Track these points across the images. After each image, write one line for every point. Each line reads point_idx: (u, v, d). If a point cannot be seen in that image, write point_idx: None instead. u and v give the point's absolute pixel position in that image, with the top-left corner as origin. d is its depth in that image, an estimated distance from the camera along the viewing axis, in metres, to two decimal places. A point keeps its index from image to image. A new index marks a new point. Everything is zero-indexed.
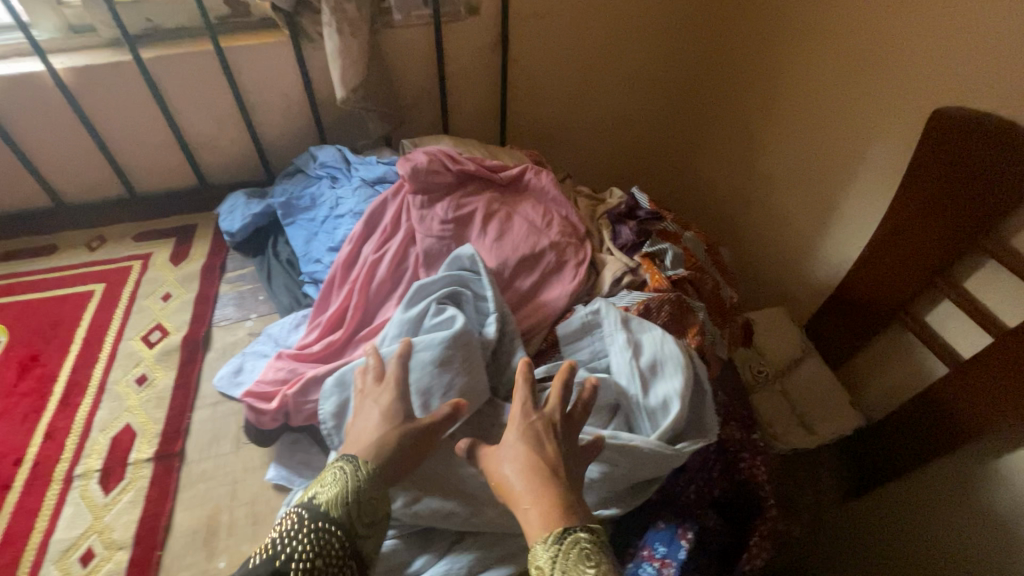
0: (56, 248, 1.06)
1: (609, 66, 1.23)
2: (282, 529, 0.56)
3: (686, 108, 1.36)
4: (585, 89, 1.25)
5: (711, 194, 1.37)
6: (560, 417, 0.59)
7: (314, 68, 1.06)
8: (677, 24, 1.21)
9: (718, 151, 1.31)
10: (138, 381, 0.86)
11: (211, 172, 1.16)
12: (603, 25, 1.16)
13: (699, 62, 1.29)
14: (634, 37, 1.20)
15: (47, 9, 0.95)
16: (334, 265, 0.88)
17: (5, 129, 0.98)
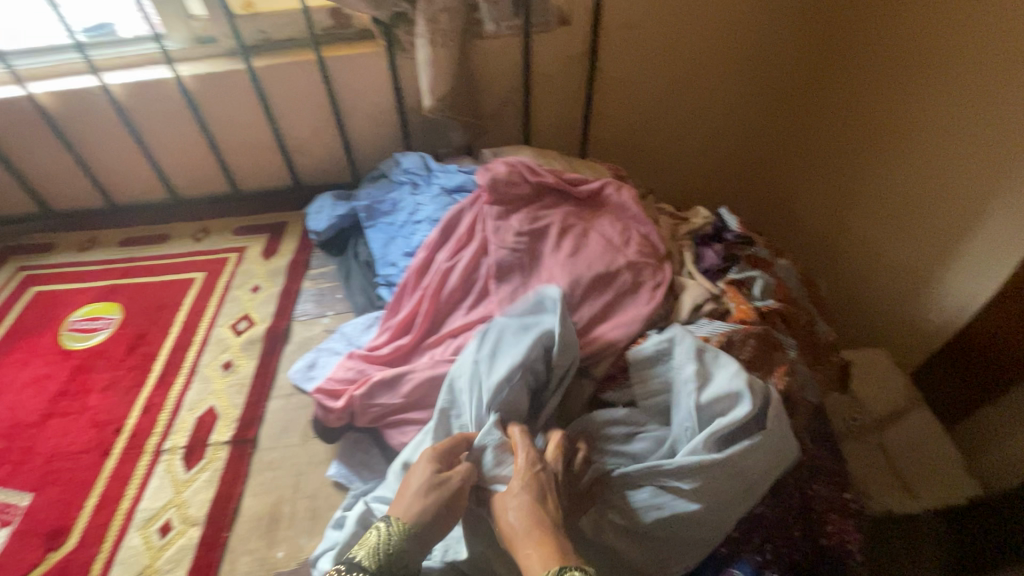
0: (168, 237, 1.17)
1: (704, 76, 1.16)
2: None
3: (787, 122, 1.26)
4: (676, 99, 1.19)
5: (809, 217, 1.26)
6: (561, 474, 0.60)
7: (405, 78, 1.09)
8: (782, 32, 1.13)
9: (821, 170, 1.20)
10: (224, 366, 0.92)
11: (304, 173, 1.23)
12: (701, 32, 1.10)
13: (807, 74, 1.19)
14: (735, 46, 1.13)
15: (179, 22, 1.03)
16: (408, 270, 0.90)
17: (136, 129, 1.09)
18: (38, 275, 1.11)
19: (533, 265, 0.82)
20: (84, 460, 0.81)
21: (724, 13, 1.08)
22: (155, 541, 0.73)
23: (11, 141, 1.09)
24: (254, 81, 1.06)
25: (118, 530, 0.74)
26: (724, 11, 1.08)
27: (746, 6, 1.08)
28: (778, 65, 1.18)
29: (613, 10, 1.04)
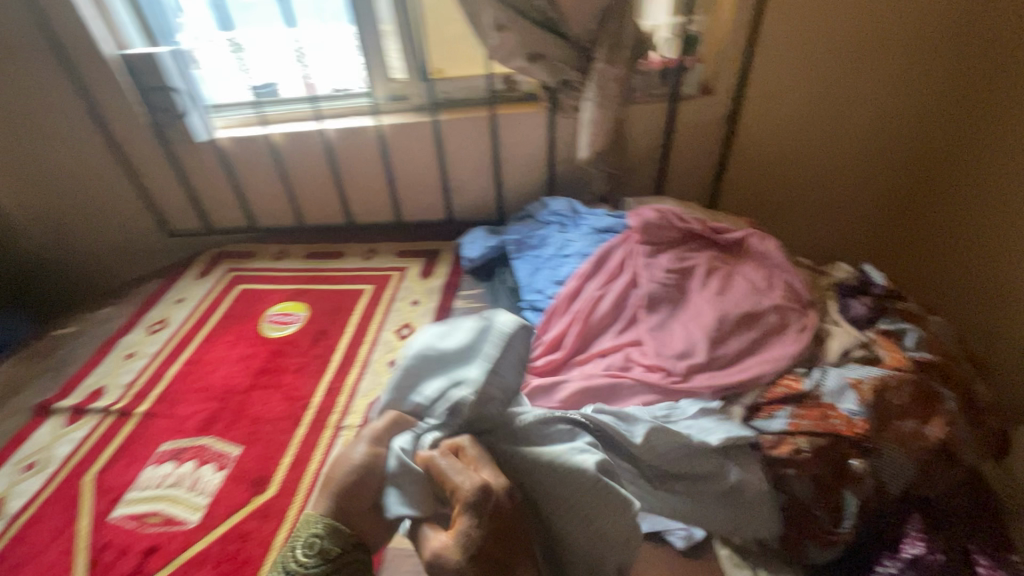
0: (343, 254, 1.38)
1: (841, 132, 1.21)
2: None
3: (931, 177, 1.26)
4: (811, 154, 1.25)
5: (961, 273, 1.22)
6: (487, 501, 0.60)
7: (559, 133, 1.26)
8: (927, 91, 1.15)
9: (973, 226, 1.17)
10: (391, 363, 1.07)
11: (458, 210, 1.42)
12: (840, 92, 1.16)
13: (957, 130, 1.19)
14: (870, 106, 1.18)
15: (382, 83, 1.27)
16: (557, 296, 1.01)
17: (337, 166, 1.34)
18: (243, 276, 1.35)
19: (681, 300, 0.90)
20: (280, 426, 0.97)
21: (861, 72, 1.13)
22: None
23: (240, 170, 1.37)
24: (436, 131, 1.27)
25: (308, 486, 0.87)
26: (859, 72, 1.13)
27: (891, 68, 1.13)
28: (918, 119, 1.20)
29: (757, 82, 1.15)
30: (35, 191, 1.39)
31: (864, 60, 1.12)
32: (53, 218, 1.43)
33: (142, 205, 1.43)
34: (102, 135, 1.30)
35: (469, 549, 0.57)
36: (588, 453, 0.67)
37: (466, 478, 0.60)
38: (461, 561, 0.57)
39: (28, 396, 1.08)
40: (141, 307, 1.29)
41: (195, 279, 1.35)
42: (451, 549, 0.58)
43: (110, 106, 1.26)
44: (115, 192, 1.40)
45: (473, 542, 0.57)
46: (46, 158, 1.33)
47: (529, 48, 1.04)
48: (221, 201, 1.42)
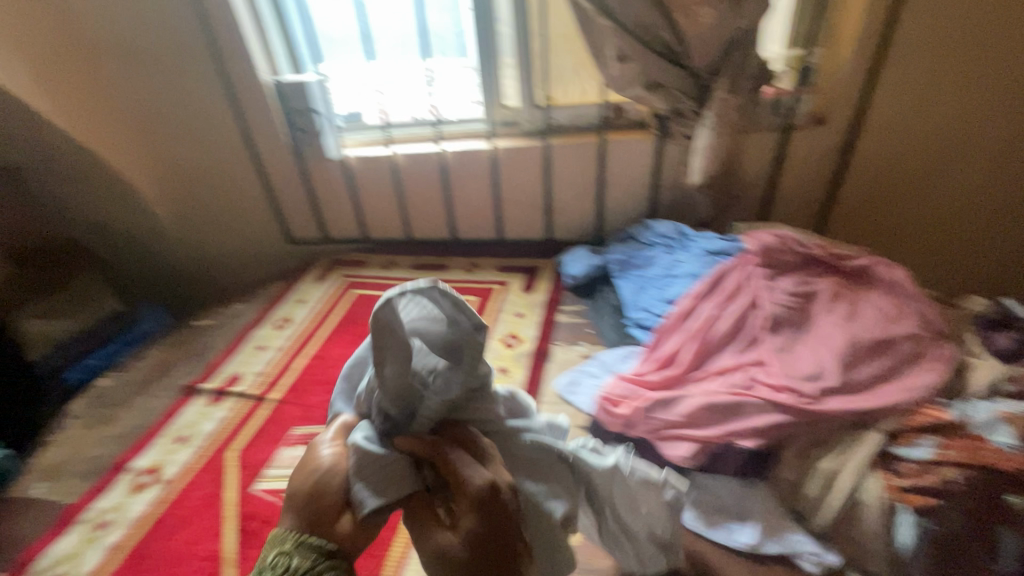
0: (449, 267, 1.47)
1: (968, 149, 1.17)
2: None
3: None
4: (933, 174, 1.21)
5: None
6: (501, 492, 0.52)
7: (666, 159, 1.30)
8: None
9: None
10: (501, 370, 1.11)
11: (558, 230, 1.48)
12: (966, 108, 1.13)
13: None
14: (991, 90, 1.10)
15: (496, 110, 1.37)
16: (669, 314, 1.03)
17: (449, 184, 1.44)
18: (356, 282, 1.46)
19: (804, 323, 0.90)
20: None
21: (988, 87, 1.10)
22: None
23: (361, 185, 1.49)
24: (546, 155, 1.34)
25: None
26: (985, 87, 1.10)
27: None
28: None
29: (876, 111, 1.15)
30: (184, 197, 1.57)
31: (991, 75, 1.08)
32: (196, 222, 1.61)
33: (271, 214, 1.58)
34: (248, 150, 1.47)
35: (476, 546, 0.49)
36: (560, 501, 0.63)
37: (474, 469, 0.53)
38: (471, 558, 0.49)
39: (175, 378, 1.21)
40: (268, 305, 1.41)
41: (314, 282, 1.47)
42: (456, 546, 0.50)
43: (258, 126, 1.42)
44: (251, 201, 1.56)
45: (480, 536, 0.49)
46: (198, 169, 1.51)
47: (650, 78, 1.10)
48: (340, 213, 1.55)
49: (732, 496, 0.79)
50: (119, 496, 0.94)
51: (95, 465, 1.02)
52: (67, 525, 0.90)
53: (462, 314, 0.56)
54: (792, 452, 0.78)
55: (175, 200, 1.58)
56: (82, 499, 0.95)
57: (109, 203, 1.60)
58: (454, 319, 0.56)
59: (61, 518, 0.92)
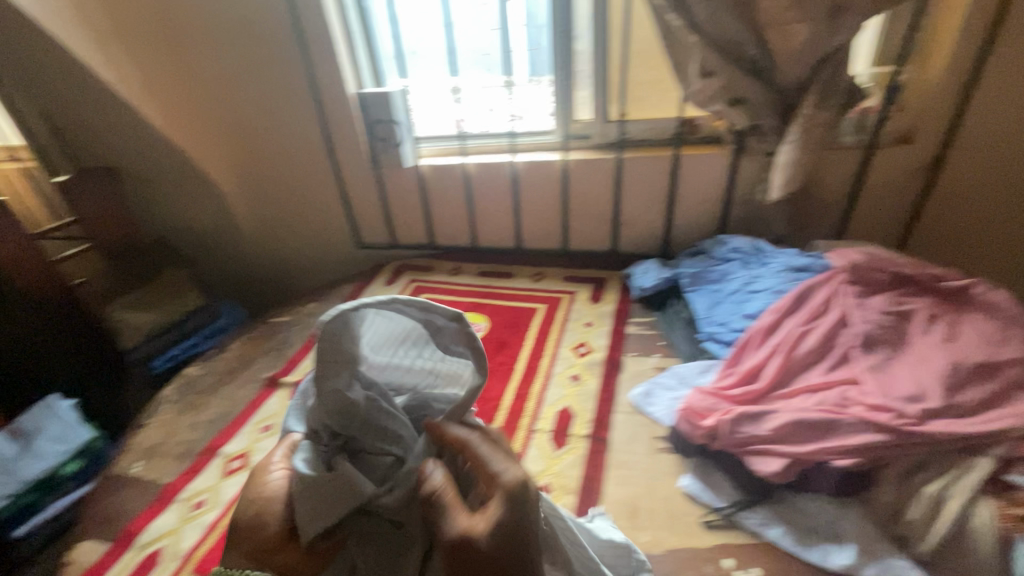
0: (514, 275, 1.50)
1: None
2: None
3: None
4: None
5: None
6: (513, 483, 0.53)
7: (741, 174, 1.30)
8: None
9: None
10: (573, 377, 1.12)
11: (624, 243, 1.49)
12: None
13: None
14: None
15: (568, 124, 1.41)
16: (750, 329, 1.02)
17: (519, 195, 1.47)
18: (425, 287, 1.50)
19: (901, 342, 0.88)
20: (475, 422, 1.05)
21: None
22: None
23: (433, 194, 1.54)
24: (618, 168, 1.36)
25: None
26: None
27: None
28: None
29: (970, 130, 1.12)
30: (265, 200, 1.65)
31: None
32: (274, 224, 1.70)
33: (344, 218, 1.65)
34: (328, 158, 1.54)
35: (506, 538, 0.49)
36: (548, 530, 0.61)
37: (509, 467, 0.54)
38: (496, 548, 0.49)
39: (257, 369, 1.27)
40: None
41: (384, 285, 1.53)
42: (483, 533, 0.49)
43: (339, 135, 1.49)
44: (326, 206, 1.63)
45: (513, 529, 0.49)
46: (280, 174, 1.59)
47: (733, 94, 1.10)
48: (411, 219, 1.61)
49: (825, 517, 0.78)
50: (212, 478, 1.00)
51: (189, 448, 1.07)
52: (167, 502, 0.96)
53: (432, 312, 0.61)
54: (891, 474, 0.76)
55: (256, 203, 1.67)
56: (179, 478, 1.01)
57: (195, 204, 1.70)
58: (427, 323, 0.61)
59: (160, 495, 0.98)
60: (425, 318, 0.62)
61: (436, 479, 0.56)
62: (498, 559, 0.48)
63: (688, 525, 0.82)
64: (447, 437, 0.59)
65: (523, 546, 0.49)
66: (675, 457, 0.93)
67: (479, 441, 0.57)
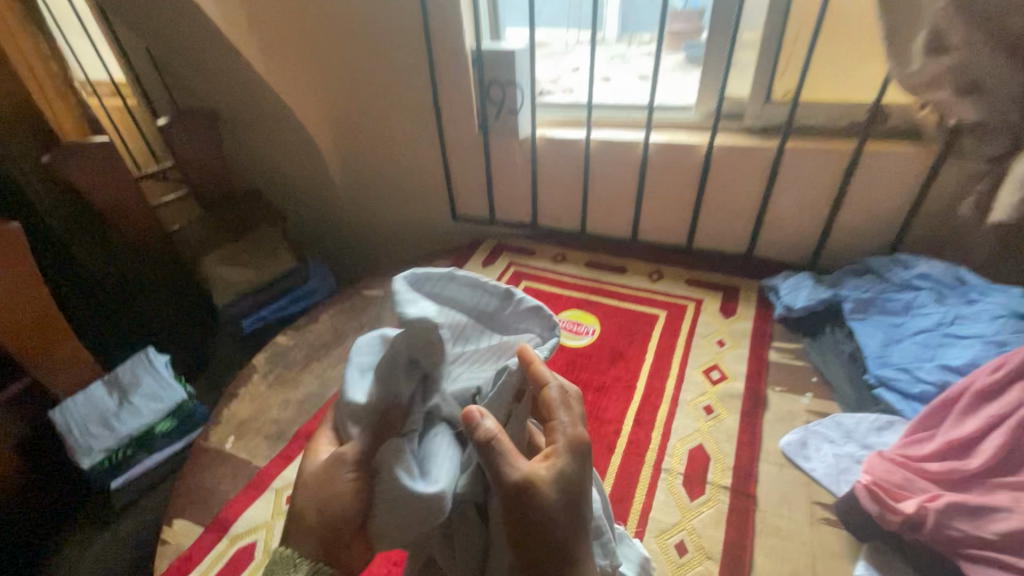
0: (628, 271, 1.32)
1: None
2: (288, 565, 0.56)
3: None
4: None
5: None
6: (563, 446, 0.54)
7: (937, 181, 1.05)
8: None
9: None
10: (706, 409, 0.96)
11: (762, 247, 1.27)
12: None
13: None
14: None
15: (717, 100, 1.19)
16: (954, 386, 0.82)
17: (645, 181, 1.28)
18: (526, 272, 1.36)
19: None
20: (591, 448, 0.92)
21: None
22: (671, 556, 0.76)
23: (544, 168, 1.37)
24: (776, 159, 1.14)
25: (634, 529, 0.80)
26: None
27: None
28: None
29: None
30: (362, 157, 1.55)
31: None
32: (370, 184, 1.61)
33: (443, 186, 1.52)
34: (435, 120, 1.39)
35: (573, 491, 0.52)
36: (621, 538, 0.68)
37: (575, 423, 0.56)
38: (556, 502, 0.51)
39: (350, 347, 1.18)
40: None
41: (481, 266, 1.39)
42: (551, 483, 0.51)
43: (448, 95, 1.33)
44: (425, 171, 1.51)
45: (578, 485, 0.52)
46: (382, 132, 1.48)
47: (969, 79, 0.86)
48: (515, 196, 1.45)
49: None
50: None
51: (280, 430, 1.01)
52: (260, 490, 0.90)
53: (478, 293, 0.66)
54: None
55: (353, 161, 1.57)
56: (270, 465, 0.94)
57: (293, 158, 1.62)
58: (469, 302, 0.65)
59: (253, 481, 0.91)
60: (477, 301, 0.66)
61: (489, 426, 0.52)
62: (566, 512, 0.51)
63: None
64: (531, 372, 0.57)
65: (582, 501, 0.53)
66: (843, 533, 0.76)
67: (557, 386, 0.57)
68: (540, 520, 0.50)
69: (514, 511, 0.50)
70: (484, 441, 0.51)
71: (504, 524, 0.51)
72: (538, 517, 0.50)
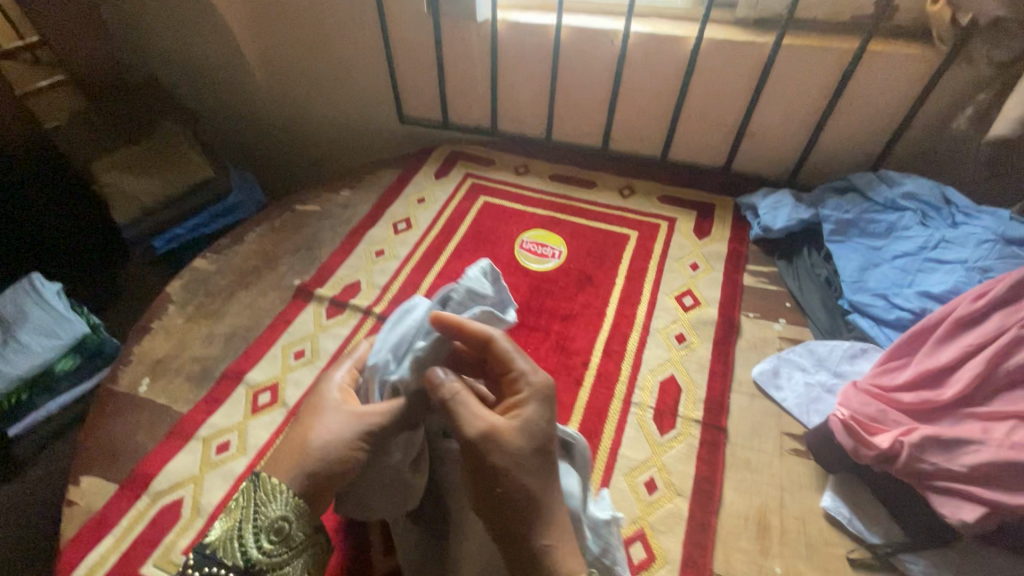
0: (596, 185, 1.20)
1: None
2: (270, 504, 0.54)
3: None
4: None
5: None
6: (529, 394, 0.52)
7: (937, 91, 0.95)
8: None
9: None
10: (678, 338, 0.90)
11: (740, 160, 1.17)
12: None
13: None
14: None
15: None
16: (933, 313, 0.79)
17: (620, 80, 1.12)
18: (484, 186, 1.21)
19: None
20: (558, 382, 0.85)
21: None
22: (640, 494, 0.73)
23: (505, 62, 1.17)
24: (769, 58, 1.00)
25: (603, 467, 0.75)
26: None
27: None
28: None
29: None
30: (283, 41, 1.28)
31: None
32: (298, 75, 1.35)
33: (386, 80, 1.29)
34: None
35: (541, 437, 0.50)
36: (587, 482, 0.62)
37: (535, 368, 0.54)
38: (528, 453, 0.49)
39: (284, 273, 1.03)
40: (381, 197, 1.18)
41: (433, 179, 1.22)
42: (516, 431, 0.49)
43: None
44: (363, 62, 1.27)
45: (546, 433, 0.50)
46: (305, 9, 1.20)
47: None
48: (471, 95, 1.26)
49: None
50: (238, 414, 0.81)
51: (205, 370, 0.87)
52: (184, 439, 0.79)
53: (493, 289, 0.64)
54: None
55: (274, 45, 1.30)
56: (194, 410, 0.82)
57: (198, 41, 1.32)
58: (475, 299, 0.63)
59: (176, 429, 0.80)
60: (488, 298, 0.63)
61: (453, 382, 0.51)
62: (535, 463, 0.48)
63: (829, 558, 0.67)
64: (464, 332, 0.53)
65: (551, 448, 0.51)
66: (810, 464, 0.75)
67: (502, 336, 0.54)
68: (503, 471, 0.48)
69: (481, 467, 0.48)
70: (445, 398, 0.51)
71: (470, 483, 0.50)
72: (508, 470, 0.48)
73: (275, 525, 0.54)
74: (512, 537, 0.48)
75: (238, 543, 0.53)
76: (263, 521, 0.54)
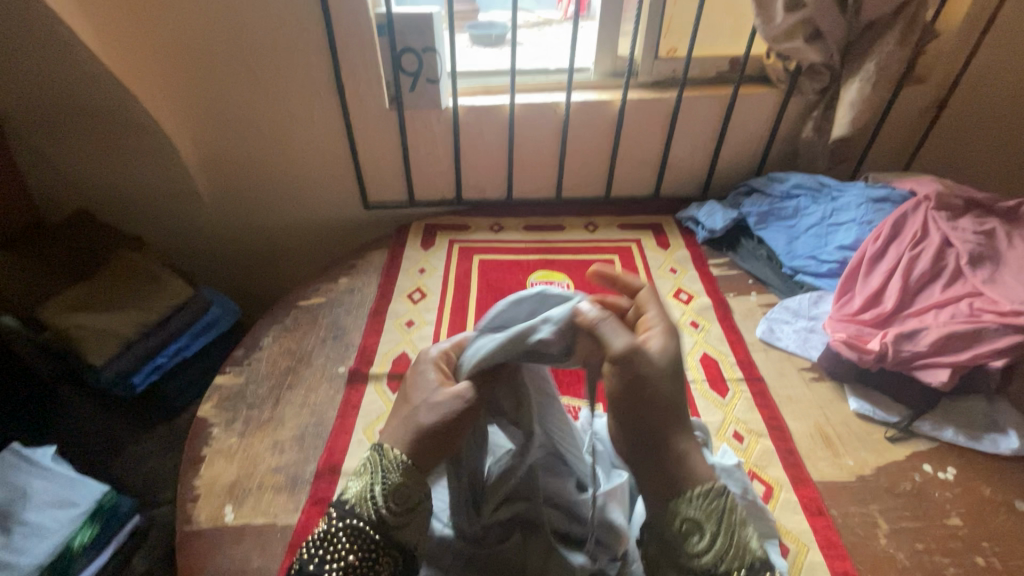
0: (565, 227, 1.39)
1: None
2: (387, 470, 0.56)
3: None
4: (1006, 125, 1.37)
5: None
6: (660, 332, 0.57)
7: (785, 114, 1.35)
8: None
9: None
10: (693, 324, 1.10)
11: (665, 187, 1.48)
12: None
13: None
14: None
15: (608, 60, 1.34)
16: (853, 256, 1.10)
17: (566, 140, 1.36)
18: (471, 246, 1.32)
19: (996, 257, 1.01)
20: None
21: None
22: (735, 446, 0.88)
23: (464, 138, 1.34)
24: (674, 107, 1.32)
25: None
26: None
27: None
28: None
29: (973, 72, 1.29)
30: (234, 149, 1.29)
31: None
32: (249, 181, 1.35)
33: (347, 171, 1.36)
34: (335, 97, 1.23)
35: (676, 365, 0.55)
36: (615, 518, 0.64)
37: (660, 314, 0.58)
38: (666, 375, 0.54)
39: (323, 364, 1.01)
40: (381, 276, 1.23)
41: (423, 250, 1.31)
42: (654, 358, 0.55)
43: (348, 67, 1.19)
44: (322, 158, 1.33)
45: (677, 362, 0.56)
46: (263, 118, 1.25)
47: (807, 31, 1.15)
48: (434, 172, 1.39)
49: (980, 412, 0.90)
50: None
51: (292, 477, 0.82)
52: None
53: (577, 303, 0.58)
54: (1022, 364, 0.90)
55: (221, 155, 1.30)
56: (306, 517, 0.77)
57: (132, 161, 1.27)
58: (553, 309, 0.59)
59: (296, 540, 0.74)
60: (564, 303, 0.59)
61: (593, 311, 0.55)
62: None
63: (877, 441, 0.88)
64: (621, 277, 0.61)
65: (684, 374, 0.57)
66: (828, 384, 0.98)
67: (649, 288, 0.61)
68: (652, 376, 0.54)
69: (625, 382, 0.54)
70: (588, 322, 0.55)
71: (616, 395, 0.55)
72: (647, 382, 0.54)
73: (389, 491, 0.55)
74: (656, 434, 0.55)
75: (372, 503, 0.54)
76: (379, 489, 0.55)
